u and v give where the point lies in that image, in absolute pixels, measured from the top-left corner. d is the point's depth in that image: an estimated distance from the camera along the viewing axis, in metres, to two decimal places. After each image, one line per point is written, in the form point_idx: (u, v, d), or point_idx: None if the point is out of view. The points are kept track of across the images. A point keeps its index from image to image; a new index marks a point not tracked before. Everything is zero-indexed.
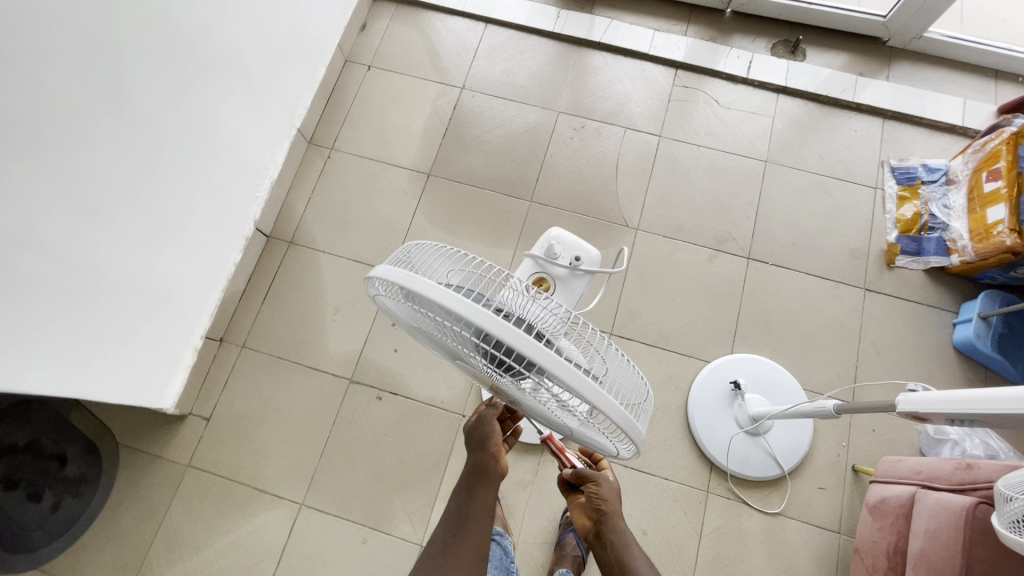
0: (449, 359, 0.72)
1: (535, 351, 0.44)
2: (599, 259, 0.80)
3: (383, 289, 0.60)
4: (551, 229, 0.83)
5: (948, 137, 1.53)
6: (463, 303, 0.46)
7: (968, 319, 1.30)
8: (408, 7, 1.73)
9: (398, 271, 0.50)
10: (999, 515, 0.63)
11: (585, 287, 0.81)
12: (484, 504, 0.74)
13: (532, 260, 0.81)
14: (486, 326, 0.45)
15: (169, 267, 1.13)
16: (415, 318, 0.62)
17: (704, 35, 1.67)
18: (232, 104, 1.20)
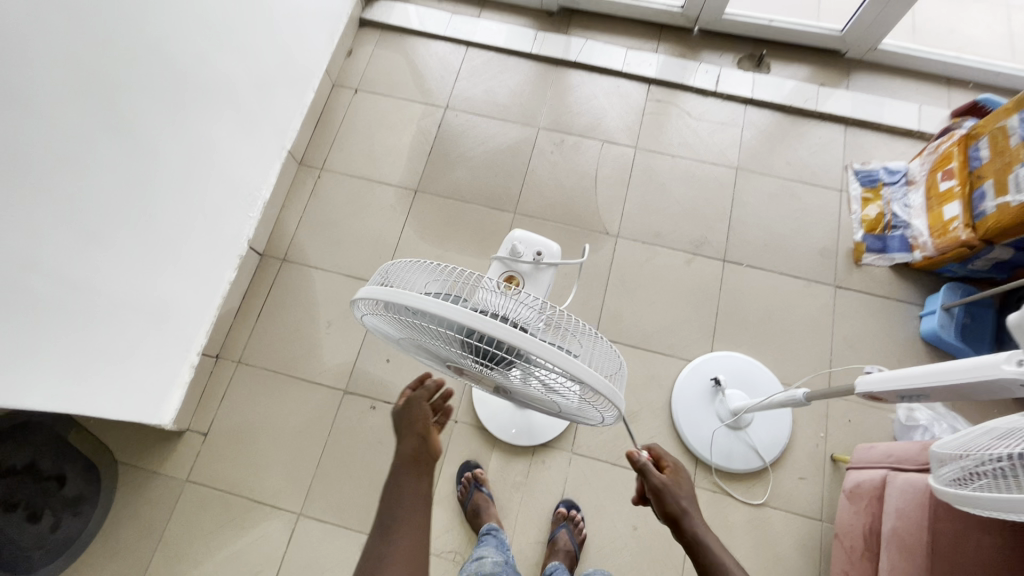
0: (440, 367, 0.76)
1: (518, 338, 0.50)
2: (560, 253, 0.84)
3: (368, 312, 0.64)
4: (511, 231, 0.86)
5: (906, 141, 1.62)
6: (448, 306, 0.51)
7: (933, 311, 1.37)
8: (393, 33, 1.81)
9: (384, 291, 0.55)
10: (950, 478, 0.63)
11: (552, 279, 0.86)
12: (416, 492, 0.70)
13: (500, 261, 0.86)
14: (472, 324, 0.50)
15: (166, 285, 1.18)
16: (403, 332, 0.66)
17: (674, 52, 1.77)
18: (225, 129, 1.26)
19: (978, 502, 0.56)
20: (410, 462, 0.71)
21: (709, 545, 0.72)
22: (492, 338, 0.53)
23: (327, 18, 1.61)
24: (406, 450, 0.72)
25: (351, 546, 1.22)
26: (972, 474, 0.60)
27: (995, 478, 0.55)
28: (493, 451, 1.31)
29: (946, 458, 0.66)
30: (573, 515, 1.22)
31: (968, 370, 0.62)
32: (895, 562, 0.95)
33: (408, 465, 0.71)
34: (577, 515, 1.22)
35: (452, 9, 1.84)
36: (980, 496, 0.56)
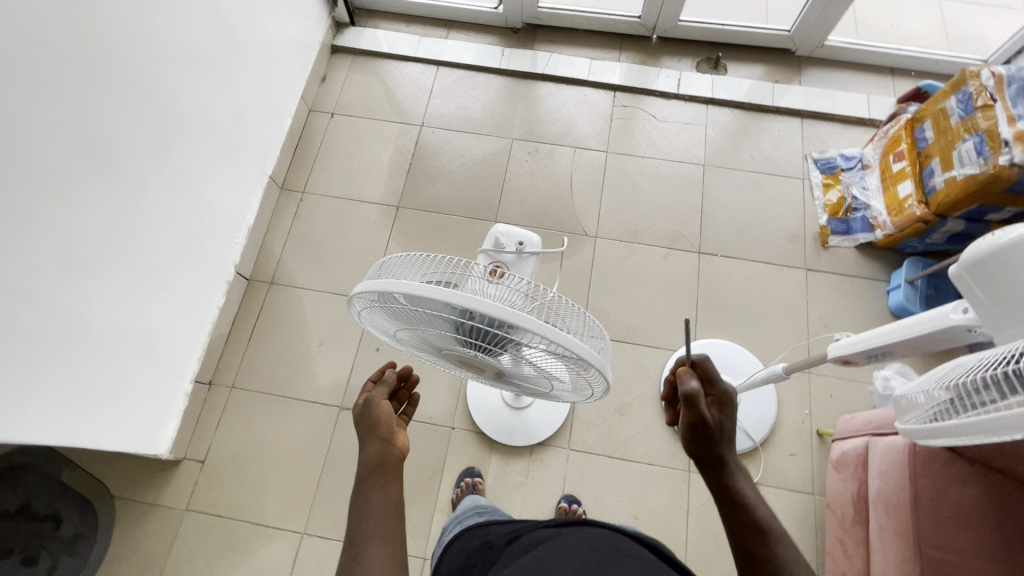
0: (436, 363, 0.79)
1: (506, 313, 0.53)
2: (541, 243, 0.87)
3: (364, 308, 0.67)
4: (494, 225, 0.89)
5: (859, 129, 1.72)
6: (439, 289, 0.54)
7: (898, 285, 1.45)
8: (364, 57, 1.86)
9: (379, 282, 0.58)
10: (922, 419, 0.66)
11: (535, 267, 0.89)
12: (386, 498, 0.69)
13: (484, 254, 0.89)
14: (463, 303, 0.54)
15: (156, 313, 1.18)
16: (399, 326, 0.69)
17: (636, 59, 1.85)
18: (208, 157, 1.28)
19: (961, 433, 0.58)
20: (376, 467, 0.71)
21: (746, 494, 0.67)
22: (485, 317, 0.56)
23: (300, 47, 1.66)
24: (372, 456, 0.72)
25: (332, 554, 1.23)
26: (947, 411, 0.62)
27: (982, 405, 0.57)
28: (492, 454, 1.34)
29: (913, 403, 0.69)
30: (574, 508, 1.25)
31: (925, 323, 0.66)
32: (885, 523, 0.99)
33: (376, 470, 0.71)
34: (577, 509, 1.25)
35: (421, 32, 1.90)
36: (967, 424, 0.57)
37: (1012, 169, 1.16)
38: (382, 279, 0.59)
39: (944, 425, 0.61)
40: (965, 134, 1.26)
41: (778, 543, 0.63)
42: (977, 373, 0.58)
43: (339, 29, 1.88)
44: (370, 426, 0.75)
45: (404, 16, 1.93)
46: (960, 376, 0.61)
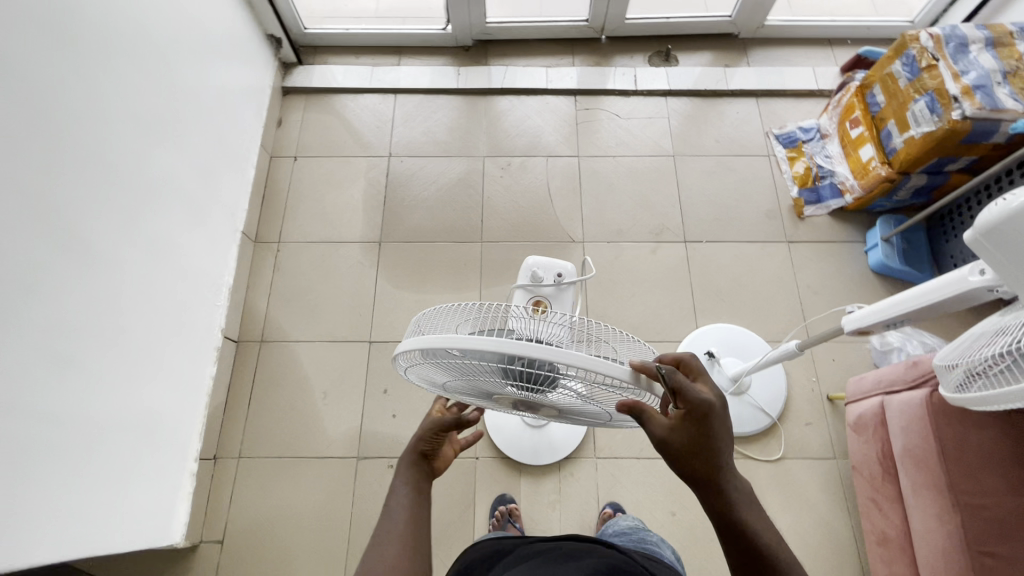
0: (484, 403, 0.77)
1: (554, 355, 0.51)
2: (576, 269, 0.91)
3: (408, 363, 0.66)
4: (528, 259, 0.91)
5: (810, 101, 1.79)
6: (481, 338, 0.53)
7: (875, 245, 1.52)
8: (317, 95, 1.81)
9: (419, 338, 0.57)
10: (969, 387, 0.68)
11: (574, 295, 0.93)
12: (410, 495, 0.71)
13: (523, 290, 0.91)
14: (508, 351, 0.52)
15: (150, 396, 1.11)
16: (445, 375, 0.68)
17: (590, 62, 1.88)
18: (178, 224, 1.22)
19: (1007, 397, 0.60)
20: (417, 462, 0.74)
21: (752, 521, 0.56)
22: (532, 360, 0.54)
23: (252, 94, 1.61)
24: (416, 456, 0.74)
25: None
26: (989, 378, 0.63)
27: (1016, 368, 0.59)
28: (521, 477, 1.32)
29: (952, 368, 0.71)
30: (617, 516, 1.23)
31: (946, 287, 0.69)
32: (916, 479, 1.02)
33: (411, 464, 0.73)
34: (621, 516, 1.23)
35: (371, 62, 1.87)
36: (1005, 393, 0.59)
37: (965, 122, 1.23)
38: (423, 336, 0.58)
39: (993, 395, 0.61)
40: (916, 95, 1.33)
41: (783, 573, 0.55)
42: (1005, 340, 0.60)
43: (286, 69, 1.83)
44: (425, 425, 0.74)
45: (351, 49, 1.90)
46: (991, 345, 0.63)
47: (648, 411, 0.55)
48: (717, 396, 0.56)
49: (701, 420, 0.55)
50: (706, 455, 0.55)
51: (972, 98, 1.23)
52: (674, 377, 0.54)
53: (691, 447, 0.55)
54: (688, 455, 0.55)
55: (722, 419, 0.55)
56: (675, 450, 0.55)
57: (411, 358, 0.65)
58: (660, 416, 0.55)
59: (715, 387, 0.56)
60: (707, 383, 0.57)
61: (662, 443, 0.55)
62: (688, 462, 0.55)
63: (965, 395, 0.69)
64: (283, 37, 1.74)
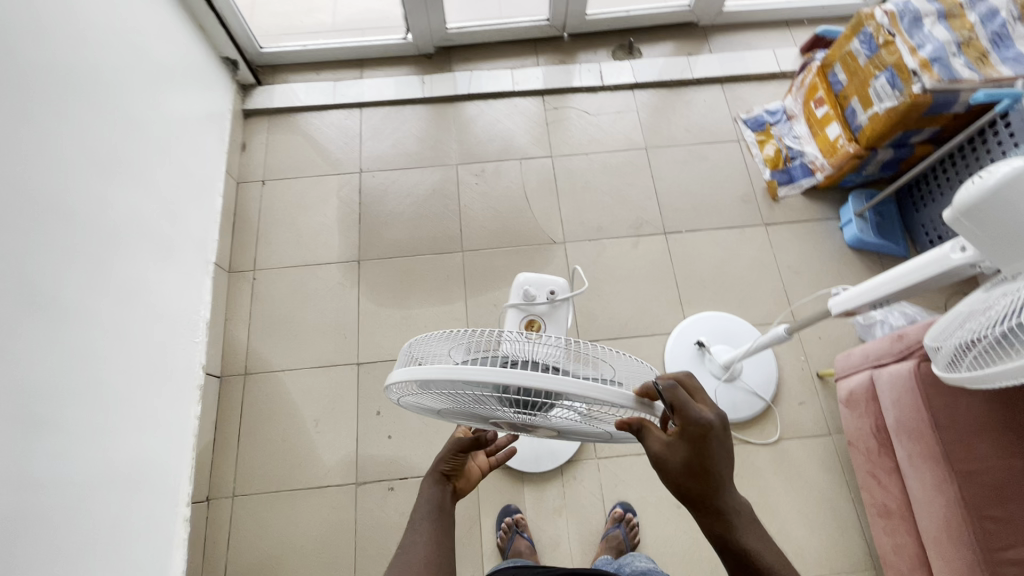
0: (481, 425, 0.76)
1: (551, 382, 0.49)
2: (567, 285, 0.95)
3: (401, 393, 0.64)
4: (519, 277, 0.97)
5: (774, 84, 1.82)
6: (474, 368, 0.51)
7: (850, 220, 1.55)
8: (280, 115, 1.77)
9: (411, 370, 0.55)
10: (960, 365, 0.69)
11: (568, 313, 0.95)
12: (436, 508, 0.70)
13: (516, 308, 0.95)
14: (503, 381, 0.50)
15: (134, 445, 1.07)
16: (441, 401, 0.66)
17: (555, 60, 1.87)
18: (147, 263, 1.17)
19: (1010, 374, 0.58)
20: (439, 482, 0.73)
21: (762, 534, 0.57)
22: (527, 389, 0.52)
23: (212, 120, 1.55)
24: (436, 478, 0.73)
25: None
26: (993, 355, 0.62)
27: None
28: (524, 486, 1.30)
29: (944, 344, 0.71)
30: (629, 516, 1.25)
31: (933, 266, 0.71)
32: (911, 449, 1.03)
33: (433, 484, 0.72)
34: (632, 517, 1.25)
35: (333, 77, 1.83)
36: (1011, 370, 0.57)
37: (925, 95, 1.25)
38: (414, 367, 0.56)
39: (994, 373, 0.61)
40: (876, 72, 1.35)
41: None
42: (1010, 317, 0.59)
43: (245, 91, 1.78)
44: (446, 446, 0.73)
45: (311, 65, 1.85)
46: (994, 320, 0.61)
47: (647, 428, 0.56)
48: (718, 417, 0.55)
49: (702, 440, 0.54)
50: (706, 475, 0.55)
51: (930, 70, 1.25)
52: (675, 397, 0.53)
53: (690, 465, 0.55)
54: (686, 473, 0.55)
55: (723, 441, 0.55)
56: (673, 468, 0.55)
57: (404, 387, 0.63)
58: (659, 434, 0.56)
59: (717, 409, 0.56)
60: (708, 403, 0.56)
61: (660, 459, 0.55)
62: (686, 479, 0.56)
63: (957, 371, 0.70)
64: (239, 58, 1.69)
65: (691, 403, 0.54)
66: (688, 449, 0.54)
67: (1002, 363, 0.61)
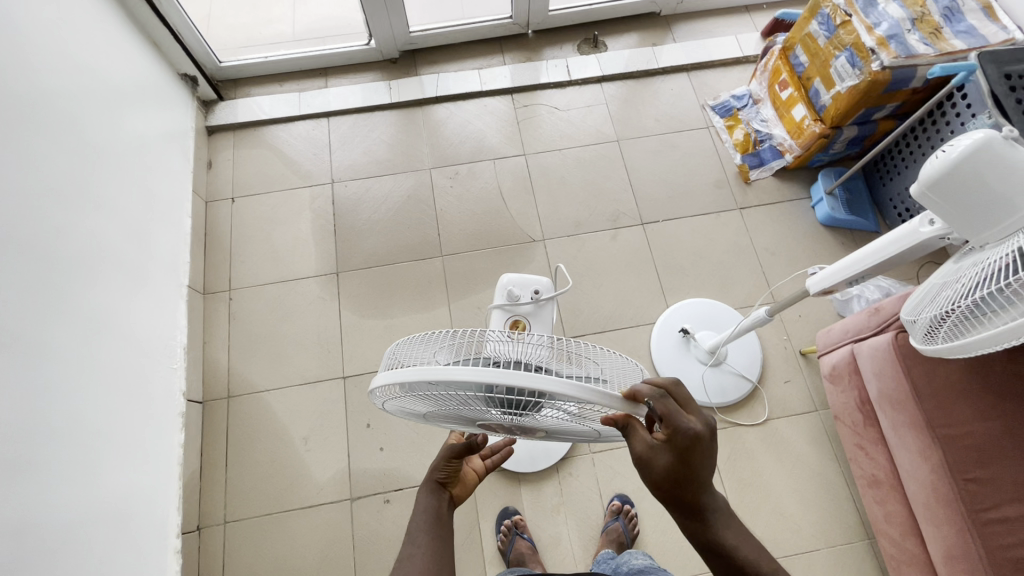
0: (468, 427, 0.75)
1: (538, 382, 0.48)
2: (551, 284, 0.95)
3: (385, 397, 0.63)
4: (503, 277, 0.97)
5: (738, 69, 1.84)
6: (460, 369, 0.50)
7: (821, 199, 1.58)
8: (245, 130, 1.73)
9: (394, 373, 0.54)
10: (938, 335, 0.70)
11: (553, 311, 0.94)
12: (434, 514, 0.70)
13: (500, 309, 0.95)
14: (490, 381, 0.49)
15: (117, 479, 1.03)
16: (427, 405, 0.65)
17: (521, 58, 1.86)
18: (116, 291, 1.13)
19: (994, 339, 0.58)
20: (435, 490, 0.72)
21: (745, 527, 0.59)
22: (513, 389, 0.51)
23: (174, 138, 1.51)
24: (433, 485, 0.73)
25: None
26: (975, 322, 0.63)
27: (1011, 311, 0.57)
28: (521, 486, 1.30)
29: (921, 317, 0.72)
30: (627, 508, 1.25)
31: (903, 240, 0.72)
32: (895, 419, 1.06)
33: (429, 492, 0.72)
34: (630, 508, 1.26)
35: (297, 88, 1.80)
36: (995, 335, 0.57)
37: (884, 72, 1.27)
38: (399, 369, 0.55)
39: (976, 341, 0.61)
40: (836, 52, 1.38)
41: None
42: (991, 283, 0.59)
43: (207, 107, 1.73)
44: (440, 453, 0.73)
45: (274, 77, 1.82)
46: (974, 288, 0.61)
47: (635, 427, 0.55)
48: (705, 426, 0.56)
49: (687, 447, 0.55)
50: (689, 480, 0.56)
51: (887, 49, 1.26)
52: (664, 406, 0.54)
53: (674, 471, 0.55)
54: (669, 478, 0.55)
55: (708, 449, 0.56)
56: (656, 471, 0.55)
57: (389, 392, 0.62)
58: (646, 435, 0.55)
59: (705, 418, 0.56)
60: (697, 413, 0.56)
61: (642, 462, 0.55)
62: (668, 483, 0.56)
63: (934, 342, 0.71)
64: (198, 74, 1.64)
65: (679, 413, 0.54)
66: (671, 454, 0.54)
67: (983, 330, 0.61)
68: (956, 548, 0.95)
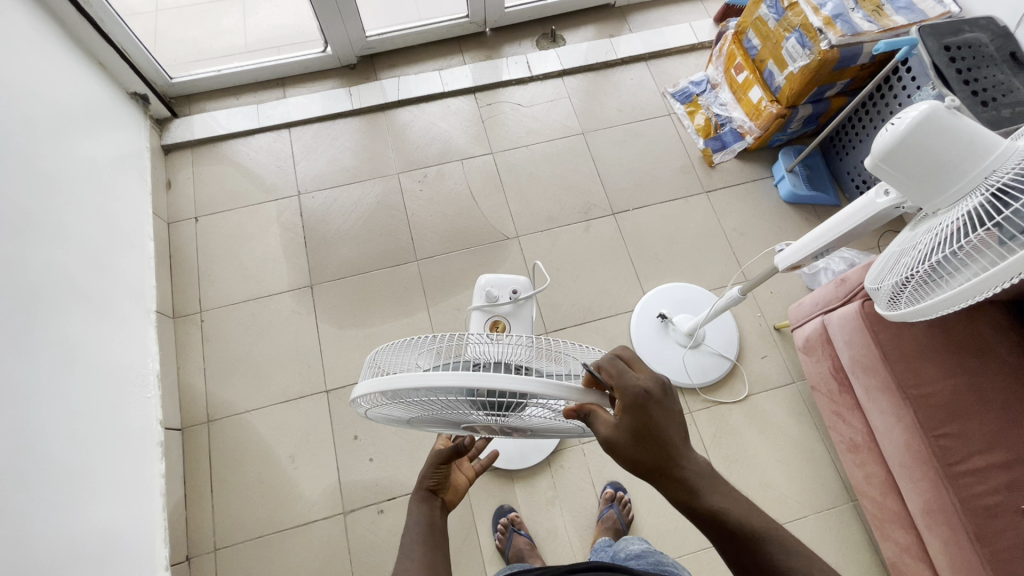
0: (455, 429, 0.75)
1: (521, 382, 0.49)
2: (530, 284, 0.95)
3: (369, 405, 0.63)
4: (481, 278, 0.97)
5: (695, 55, 1.88)
6: (442, 374, 0.50)
7: (783, 177, 1.63)
8: (203, 147, 1.68)
9: (375, 381, 0.54)
10: (901, 301, 0.73)
11: (533, 310, 0.94)
12: (428, 521, 0.70)
13: (479, 311, 0.95)
14: (473, 385, 0.49)
15: (97, 517, 0.99)
16: (411, 410, 0.65)
17: (481, 56, 1.86)
18: (82, 322, 1.09)
19: (949, 302, 0.61)
20: (427, 497, 0.72)
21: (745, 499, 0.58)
22: (495, 390, 0.51)
23: (129, 160, 1.46)
24: (424, 495, 0.72)
25: None
26: (933, 288, 0.66)
27: (964, 273, 0.60)
28: (515, 483, 1.31)
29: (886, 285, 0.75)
30: (620, 494, 1.27)
31: (861, 212, 0.75)
32: (867, 384, 1.09)
33: (421, 499, 0.72)
34: (624, 494, 1.27)
35: (254, 100, 1.76)
36: (951, 297, 0.60)
37: (833, 51, 1.31)
38: (381, 377, 0.55)
39: (936, 306, 0.63)
40: (786, 33, 1.42)
41: (781, 534, 0.57)
42: (943, 249, 0.62)
43: (160, 125, 1.68)
44: (427, 461, 0.73)
45: (229, 90, 1.77)
46: (928, 255, 0.65)
47: (595, 412, 0.54)
48: (656, 381, 0.56)
49: (646, 408, 0.54)
50: (657, 442, 0.55)
51: (834, 27, 1.31)
52: (611, 367, 0.54)
53: (638, 435, 0.54)
54: (637, 446, 0.54)
55: (665, 403, 0.55)
56: (623, 445, 0.54)
57: (372, 400, 0.61)
58: (606, 415, 0.54)
59: (655, 372, 0.56)
60: (645, 370, 0.56)
61: (610, 442, 0.54)
62: (639, 453, 0.54)
63: (897, 307, 0.74)
64: (148, 92, 1.58)
65: (627, 370, 0.55)
66: (631, 420, 0.54)
67: (940, 294, 0.64)
68: (934, 502, 0.99)
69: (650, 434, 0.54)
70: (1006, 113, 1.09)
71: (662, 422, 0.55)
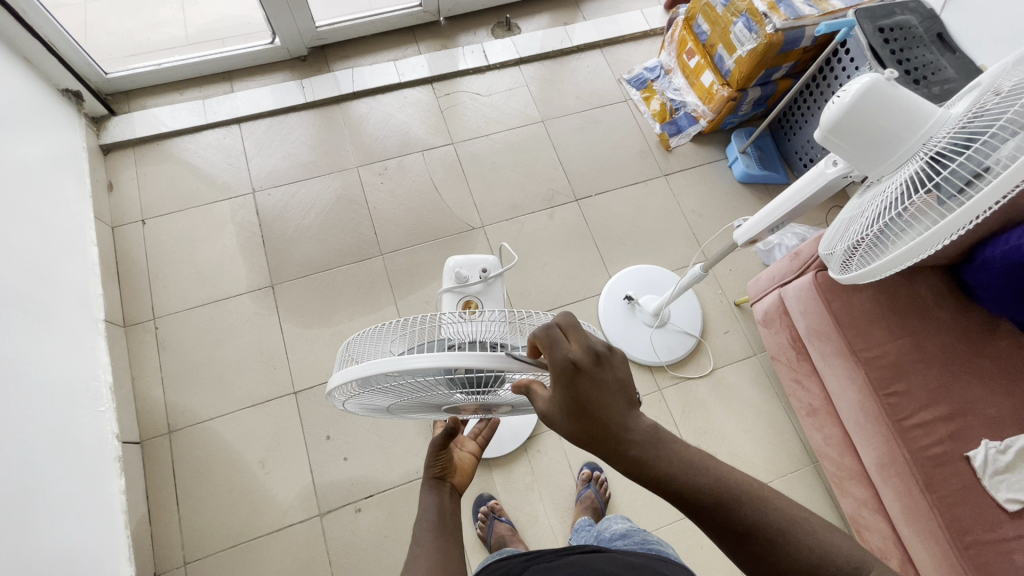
0: (437, 412, 0.75)
1: (498, 360, 0.50)
2: (497, 261, 0.95)
3: (344, 397, 0.62)
4: (450, 260, 0.97)
5: (647, 42, 1.91)
6: (417, 357, 0.49)
7: (736, 158, 1.69)
8: (146, 146, 1.59)
9: (349, 370, 0.53)
10: (850, 266, 0.77)
11: (502, 287, 0.95)
12: (436, 505, 0.69)
13: (449, 293, 0.94)
14: (451, 364, 0.49)
15: (51, 540, 0.93)
16: (390, 398, 0.64)
17: (437, 46, 1.83)
18: (21, 335, 1.01)
19: (893, 264, 0.65)
20: (438, 484, 0.72)
21: None
22: (473, 369, 0.51)
23: (65, 161, 1.37)
24: (435, 484, 0.72)
25: None
26: (879, 251, 0.70)
27: (906, 235, 0.64)
28: (493, 471, 1.31)
29: (842, 251, 0.78)
30: (597, 474, 1.30)
31: (811, 185, 0.79)
32: (822, 350, 1.15)
33: (431, 486, 0.71)
34: (600, 474, 1.30)
35: (199, 95, 1.68)
36: (895, 259, 0.64)
37: (777, 35, 1.37)
38: (355, 366, 0.54)
39: (880, 268, 0.67)
40: (733, 18, 1.46)
41: None
42: (890, 213, 0.66)
43: (97, 124, 1.58)
44: (429, 449, 0.73)
45: (170, 85, 1.68)
46: (876, 219, 0.69)
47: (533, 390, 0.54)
48: (589, 352, 0.53)
49: (578, 383, 0.52)
50: (595, 421, 0.53)
51: (777, 11, 1.36)
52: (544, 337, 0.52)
53: (572, 408, 0.53)
54: (574, 420, 0.53)
55: (597, 377, 0.53)
56: (559, 420, 0.54)
57: (348, 392, 0.60)
58: (544, 393, 0.55)
59: (587, 345, 0.53)
60: (579, 341, 0.54)
61: (549, 419, 0.54)
62: (580, 433, 0.53)
63: (848, 271, 0.79)
64: (82, 88, 1.49)
65: (558, 341, 0.52)
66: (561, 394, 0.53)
67: (884, 256, 0.68)
68: (887, 456, 1.05)
69: (581, 409, 0.53)
70: (936, 90, 1.16)
71: (591, 398, 0.53)
